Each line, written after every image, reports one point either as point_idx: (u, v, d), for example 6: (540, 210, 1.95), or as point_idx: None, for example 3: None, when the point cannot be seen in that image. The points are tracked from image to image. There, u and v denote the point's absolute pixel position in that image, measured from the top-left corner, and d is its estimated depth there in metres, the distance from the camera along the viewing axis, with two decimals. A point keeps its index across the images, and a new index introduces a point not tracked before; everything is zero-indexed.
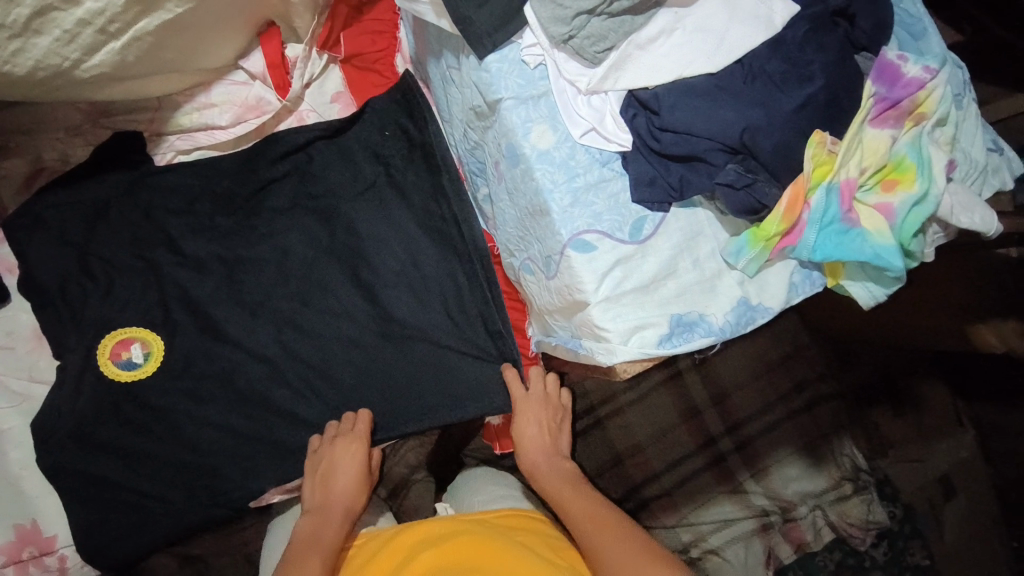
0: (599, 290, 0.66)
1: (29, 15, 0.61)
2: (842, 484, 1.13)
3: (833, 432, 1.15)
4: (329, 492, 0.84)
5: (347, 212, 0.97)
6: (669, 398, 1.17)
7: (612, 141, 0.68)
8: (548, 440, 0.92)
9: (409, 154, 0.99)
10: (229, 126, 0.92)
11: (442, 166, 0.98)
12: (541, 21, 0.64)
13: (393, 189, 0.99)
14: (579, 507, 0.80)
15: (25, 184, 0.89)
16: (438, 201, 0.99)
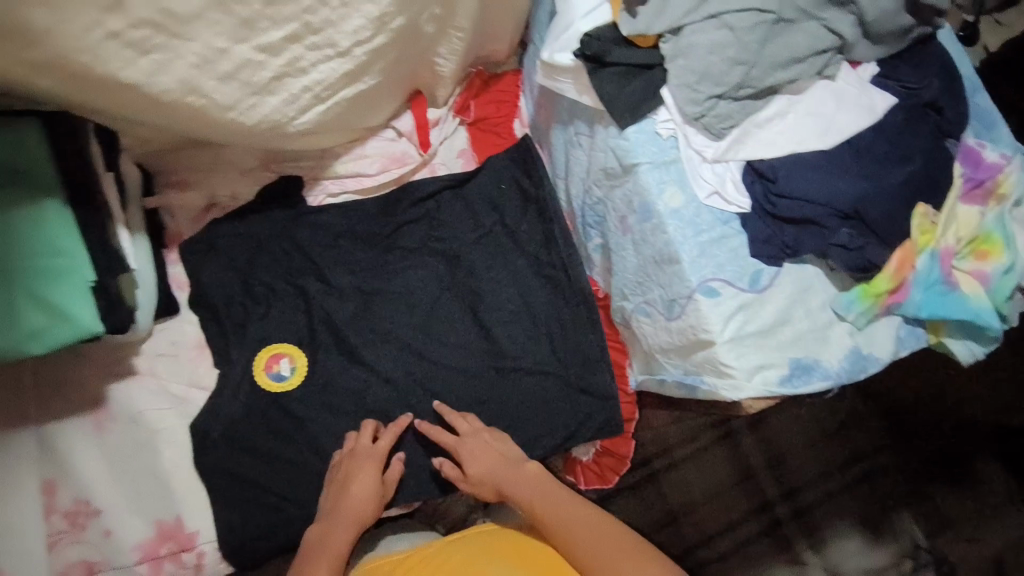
0: (724, 332, 0.74)
1: (269, 78, 0.70)
2: (903, 561, 1.21)
3: (892, 507, 1.23)
4: (343, 496, 0.89)
5: (466, 254, 1.10)
6: (725, 457, 1.23)
7: (732, 203, 0.78)
8: (510, 456, 0.94)
9: (523, 207, 1.12)
10: (376, 174, 1.07)
11: (554, 218, 1.10)
12: (677, 101, 0.75)
13: (508, 236, 1.11)
14: (549, 513, 0.83)
15: (199, 214, 1.03)
16: (548, 247, 1.10)
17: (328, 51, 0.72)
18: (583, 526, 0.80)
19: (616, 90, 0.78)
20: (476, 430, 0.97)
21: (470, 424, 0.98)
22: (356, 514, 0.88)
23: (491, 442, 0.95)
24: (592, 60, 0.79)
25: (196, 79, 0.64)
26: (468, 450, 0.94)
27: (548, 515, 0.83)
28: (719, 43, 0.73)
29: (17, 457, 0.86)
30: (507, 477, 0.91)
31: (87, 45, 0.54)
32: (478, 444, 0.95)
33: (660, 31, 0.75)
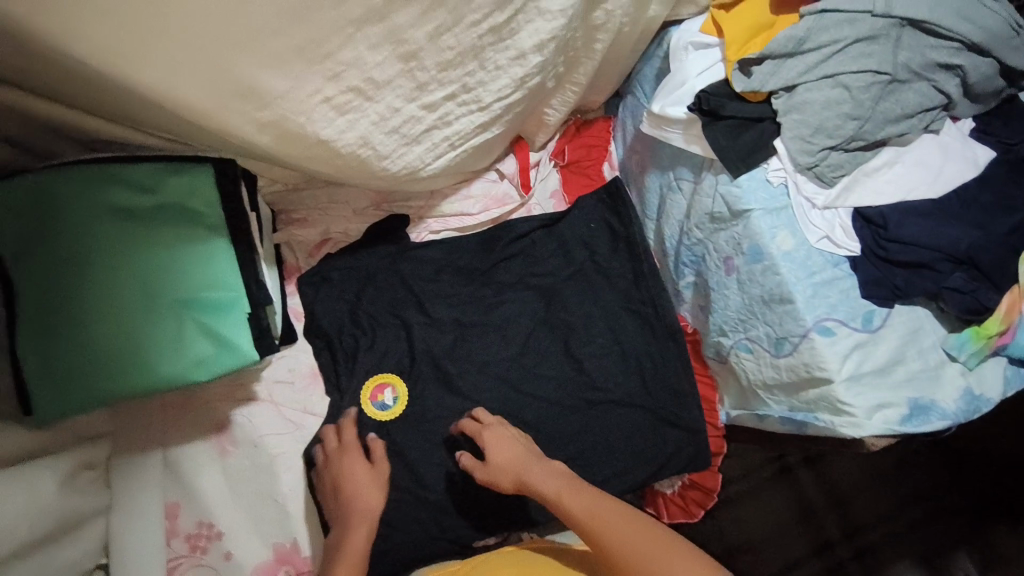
0: (841, 370, 0.78)
1: (422, 129, 0.78)
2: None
3: (953, 547, 1.21)
4: (348, 501, 0.91)
5: (558, 291, 1.15)
6: (784, 494, 1.24)
7: (842, 247, 0.82)
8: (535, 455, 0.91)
9: (612, 246, 1.17)
10: (478, 214, 1.14)
11: (643, 256, 1.14)
12: (790, 152, 0.81)
13: (598, 273, 1.16)
14: (584, 511, 0.81)
15: (314, 249, 1.10)
16: (639, 284, 1.15)
17: (472, 108, 0.80)
18: (624, 527, 0.77)
19: (729, 141, 0.84)
20: (498, 430, 0.95)
21: (495, 426, 0.96)
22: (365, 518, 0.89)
23: (516, 441, 0.93)
24: (707, 113, 0.85)
25: (371, 134, 0.71)
26: (495, 450, 0.91)
27: (584, 512, 0.80)
28: (834, 100, 0.79)
29: (147, 479, 0.92)
30: (534, 471, 0.88)
31: (304, 107, 0.63)
32: (506, 442, 0.92)
33: (771, 89, 0.82)
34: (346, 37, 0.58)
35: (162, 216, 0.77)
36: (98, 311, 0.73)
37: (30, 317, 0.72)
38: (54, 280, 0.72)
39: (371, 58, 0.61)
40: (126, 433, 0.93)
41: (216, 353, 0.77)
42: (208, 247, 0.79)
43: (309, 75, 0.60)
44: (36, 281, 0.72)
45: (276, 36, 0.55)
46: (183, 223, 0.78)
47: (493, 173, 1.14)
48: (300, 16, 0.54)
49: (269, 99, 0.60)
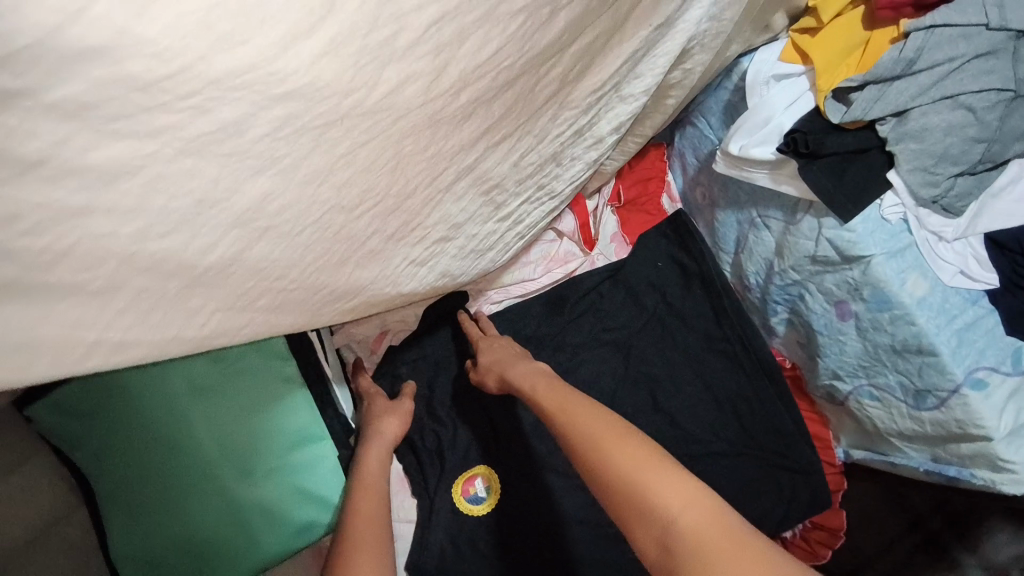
0: (1001, 426, 0.71)
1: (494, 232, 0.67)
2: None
3: None
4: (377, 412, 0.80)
5: (636, 343, 1.06)
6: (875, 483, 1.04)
7: (978, 280, 0.74)
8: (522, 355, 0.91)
9: (685, 282, 1.07)
10: (540, 278, 1.06)
11: (723, 291, 1.04)
12: (911, 186, 0.71)
13: (674, 315, 1.07)
14: (550, 396, 0.76)
15: (376, 345, 1.04)
16: (724, 320, 1.05)
17: (545, 199, 0.72)
18: (585, 413, 0.69)
19: (834, 181, 0.74)
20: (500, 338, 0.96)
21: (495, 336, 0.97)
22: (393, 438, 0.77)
23: (508, 345, 0.93)
24: (805, 155, 0.75)
25: (450, 266, 0.66)
26: (489, 351, 0.92)
27: (551, 403, 0.75)
28: (959, 123, 0.69)
29: None
30: (513, 367, 0.87)
31: (391, 277, 0.60)
32: (499, 346, 0.93)
33: (877, 116, 0.71)
34: (434, 204, 0.57)
35: (235, 383, 0.70)
36: (188, 503, 0.67)
37: (120, 520, 0.67)
38: (139, 477, 0.67)
39: (458, 211, 0.60)
40: None
41: (316, 516, 0.72)
42: (291, 406, 0.72)
43: (397, 250, 0.58)
44: (122, 480, 0.67)
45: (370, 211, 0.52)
46: (258, 385, 0.71)
47: (550, 233, 1.06)
48: (400, 205, 0.54)
49: (359, 288, 0.58)
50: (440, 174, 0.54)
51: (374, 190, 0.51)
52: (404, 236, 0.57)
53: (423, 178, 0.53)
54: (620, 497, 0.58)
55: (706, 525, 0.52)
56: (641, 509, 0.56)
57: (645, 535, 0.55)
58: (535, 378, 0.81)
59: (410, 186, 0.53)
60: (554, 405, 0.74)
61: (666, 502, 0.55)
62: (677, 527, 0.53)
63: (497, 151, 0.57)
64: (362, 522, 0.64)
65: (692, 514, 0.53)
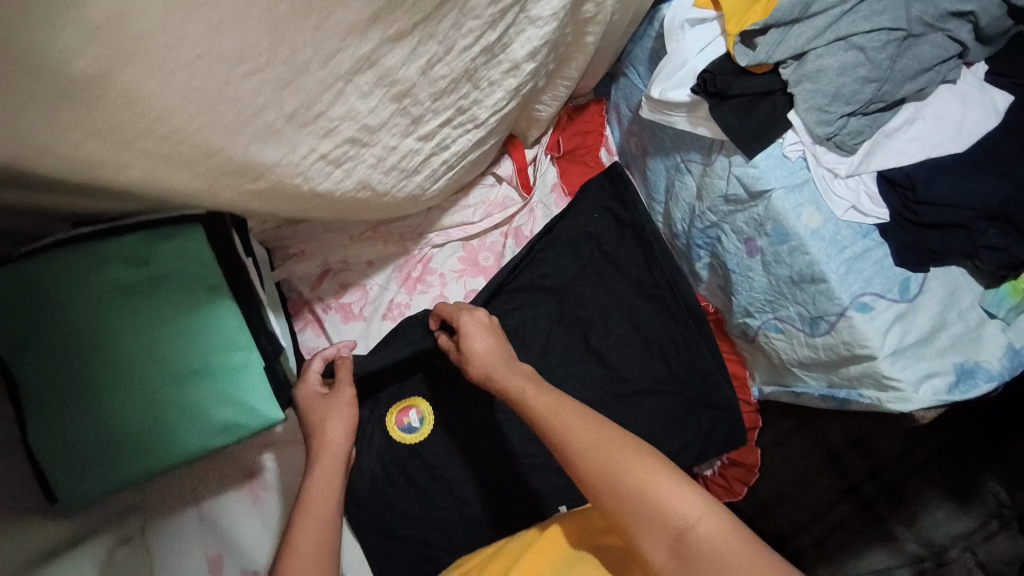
0: (885, 344, 0.77)
1: (414, 143, 0.70)
2: (989, 521, 1.27)
3: (977, 472, 1.28)
4: (322, 420, 0.80)
5: (571, 290, 1.11)
6: (806, 444, 1.27)
7: (869, 215, 0.79)
8: (504, 354, 0.81)
9: (618, 232, 1.11)
10: (481, 220, 1.09)
11: (653, 239, 1.09)
12: (807, 124, 0.77)
13: (608, 261, 1.11)
14: (547, 404, 0.70)
15: (316, 281, 1.06)
16: (654, 268, 1.10)
17: (468, 126, 0.75)
18: (590, 428, 0.66)
19: (740, 121, 0.79)
20: (469, 326, 0.84)
21: (471, 320, 0.85)
22: (340, 450, 0.78)
23: (494, 332, 0.84)
24: (713, 95, 0.80)
25: (369, 176, 0.68)
26: (472, 343, 0.83)
27: (549, 414, 0.69)
28: (850, 64, 0.75)
29: (184, 539, 0.88)
30: (502, 370, 0.78)
31: (299, 168, 0.59)
32: (477, 343, 0.82)
33: (779, 59, 0.77)
34: (337, 92, 0.57)
35: (163, 289, 0.74)
36: (113, 400, 0.70)
37: (36, 424, 0.69)
38: (65, 376, 0.69)
39: (364, 107, 0.60)
40: (159, 501, 0.90)
41: (241, 417, 0.75)
42: (220, 312, 0.76)
43: (303, 135, 0.58)
44: (54, 378, 0.69)
45: (262, 78, 0.51)
46: (183, 292, 0.74)
47: (490, 177, 1.10)
48: (288, 84, 0.53)
49: (262, 166, 0.57)
50: (331, 55, 0.53)
51: (257, 45, 0.48)
52: (308, 122, 0.57)
53: (314, 51, 0.52)
54: (634, 515, 0.60)
55: (719, 538, 0.56)
56: (660, 529, 0.59)
57: (654, 546, 0.59)
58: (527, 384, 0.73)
59: (301, 59, 0.52)
60: (554, 415, 0.69)
61: (686, 515, 0.58)
62: (693, 535, 0.57)
63: (398, 49, 0.58)
64: (310, 537, 0.68)
65: (707, 524, 0.57)
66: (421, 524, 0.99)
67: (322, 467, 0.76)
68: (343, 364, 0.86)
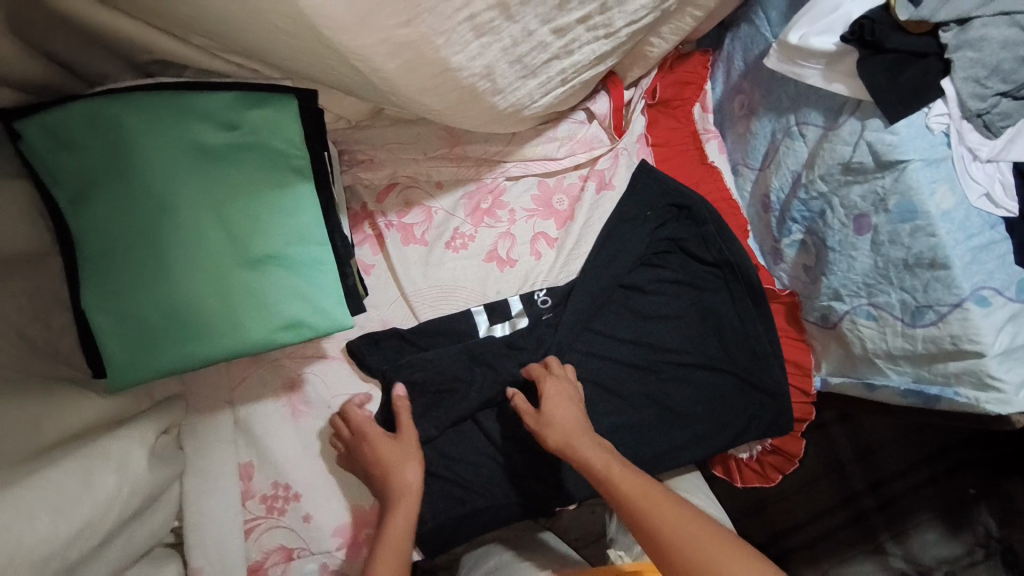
0: (996, 343, 0.72)
1: (547, 32, 0.62)
2: (975, 550, 1.20)
3: (974, 500, 1.22)
4: (396, 466, 0.82)
5: (637, 269, 1.03)
6: (814, 446, 1.26)
7: (1000, 206, 0.73)
8: (586, 428, 0.84)
9: (687, 216, 1.02)
10: (563, 158, 1.03)
11: (709, 217, 1.01)
12: (960, 96, 0.71)
13: (676, 236, 1.02)
14: (633, 483, 0.75)
15: (383, 193, 1.01)
16: (707, 245, 1.02)
17: (600, 33, 0.68)
18: (680, 519, 0.70)
19: (887, 80, 0.72)
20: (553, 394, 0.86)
21: (555, 387, 0.87)
22: (416, 488, 0.81)
23: (574, 401, 0.87)
24: (867, 45, 0.73)
25: (496, 63, 0.60)
26: (552, 410, 0.84)
27: (634, 494, 0.74)
28: (1013, 40, 0.69)
29: (218, 440, 0.85)
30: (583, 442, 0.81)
31: (444, 24, 0.51)
32: (559, 412, 0.84)
33: (941, 21, 0.71)
34: None
35: (242, 160, 0.67)
36: (180, 269, 0.64)
37: (90, 284, 0.65)
38: (132, 235, 0.64)
39: None
40: (194, 391, 0.86)
41: (309, 315, 0.69)
42: (295, 196, 0.69)
43: None
44: (116, 236, 0.64)
45: None
46: (262, 166, 0.68)
47: (580, 114, 1.03)
48: None
49: (413, 9, 0.47)
50: None
51: None
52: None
53: None
54: None
55: None
56: None
57: None
58: (614, 462, 0.78)
59: None
60: (641, 496, 0.73)
61: None
62: None
63: None
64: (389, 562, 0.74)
65: None
66: (456, 465, 0.95)
67: (399, 506, 0.80)
68: (403, 406, 0.87)
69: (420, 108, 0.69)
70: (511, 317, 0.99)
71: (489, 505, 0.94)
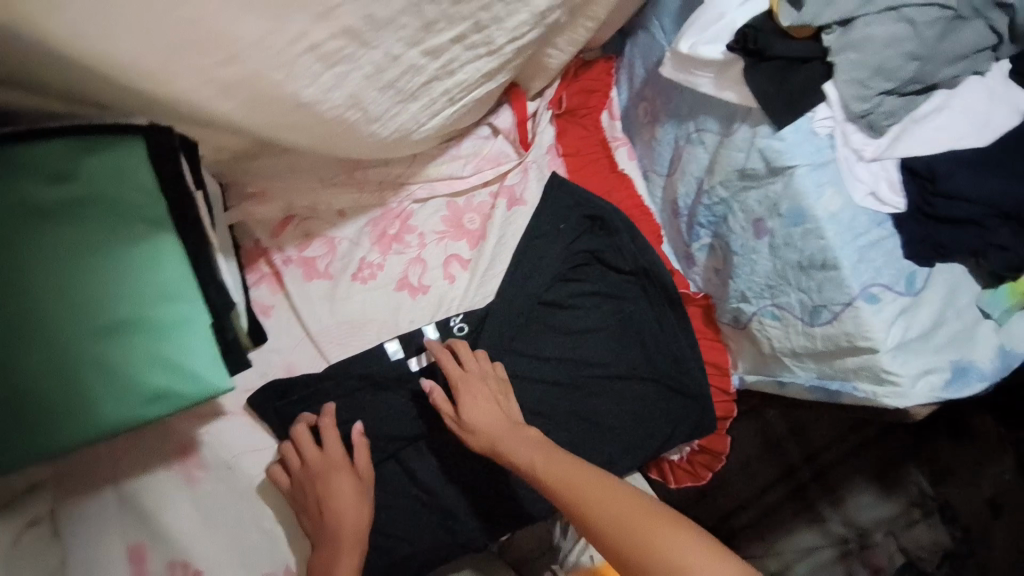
0: (887, 339, 0.74)
1: (418, 56, 0.56)
2: (911, 510, 1.20)
3: (901, 460, 1.22)
4: (341, 505, 0.79)
5: (555, 285, 1.00)
6: (750, 427, 1.20)
7: (886, 203, 0.75)
8: (512, 424, 0.82)
9: (598, 228, 1.00)
10: (470, 176, 0.98)
11: (622, 228, 1.00)
12: (844, 98, 0.71)
13: (589, 249, 1.00)
14: (559, 470, 0.73)
15: (277, 227, 0.92)
16: (622, 254, 1.00)
17: (482, 50, 0.63)
18: (602, 493, 0.69)
19: (774, 86, 0.72)
20: (468, 400, 0.84)
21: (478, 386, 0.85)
22: (362, 527, 0.79)
23: (494, 399, 0.85)
24: (751, 53, 0.73)
25: (362, 91, 0.55)
26: (469, 405, 0.83)
27: (561, 480, 0.72)
28: (897, 37, 0.69)
29: (97, 523, 0.74)
30: (513, 440, 0.80)
31: None
32: (479, 415, 0.83)
33: (826, 23, 0.70)
34: None
35: (81, 213, 0.59)
36: (11, 348, 0.56)
37: None
38: None
39: None
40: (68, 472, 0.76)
41: (177, 385, 0.61)
42: (157, 249, 0.61)
43: None
44: None
45: None
46: (105, 219, 0.59)
47: (485, 128, 0.99)
48: None
49: None
50: None
51: None
52: (289, 2, 0.43)
53: None
54: None
55: None
56: None
57: None
58: (541, 454, 0.76)
59: None
60: (566, 482, 0.71)
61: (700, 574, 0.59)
62: None
63: None
64: None
65: None
66: (379, 511, 0.89)
67: (346, 548, 0.77)
68: (360, 442, 0.85)
69: (290, 142, 0.63)
70: (427, 348, 0.94)
71: (418, 550, 0.89)
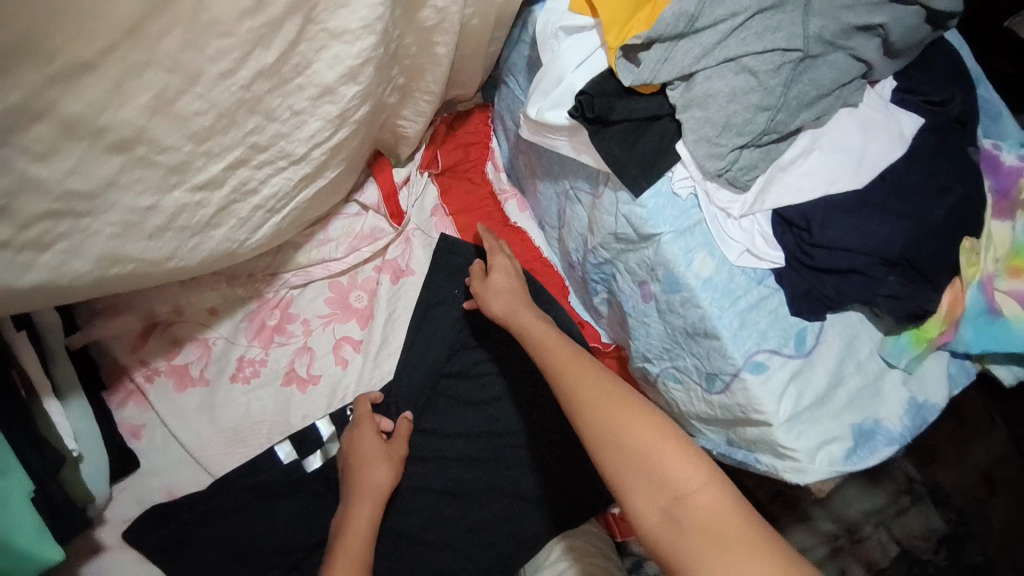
0: (780, 411, 0.69)
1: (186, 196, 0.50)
2: (899, 497, 1.07)
3: None
4: (365, 462, 0.85)
5: (457, 356, 0.96)
6: None
7: (765, 259, 0.70)
8: (526, 304, 0.81)
9: None
10: (345, 257, 0.92)
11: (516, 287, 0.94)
12: (696, 158, 0.65)
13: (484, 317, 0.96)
14: (561, 354, 0.72)
15: (138, 339, 0.87)
16: None
17: (281, 163, 0.57)
18: (594, 383, 0.67)
19: (624, 151, 0.67)
20: (501, 268, 0.86)
21: (499, 271, 0.85)
22: (382, 489, 0.84)
23: (512, 284, 0.84)
24: (593, 121, 0.67)
25: (123, 247, 0.49)
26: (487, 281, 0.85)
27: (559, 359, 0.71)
28: (740, 90, 0.64)
29: None
30: (526, 317, 0.79)
31: None
32: (498, 289, 0.83)
33: (665, 80, 0.65)
34: None
35: None
36: None
37: None
38: None
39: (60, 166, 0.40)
40: None
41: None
42: None
43: None
44: None
45: None
46: None
47: (352, 205, 0.93)
48: None
49: None
50: None
51: None
52: None
53: None
54: (638, 478, 0.59)
55: (707, 509, 0.56)
56: (658, 484, 0.58)
57: (646, 505, 0.58)
58: (549, 331, 0.76)
59: None
60: (565, 364, 0.71)
61: (677, 477, 0.58)
62: (687, 501, 0.57)
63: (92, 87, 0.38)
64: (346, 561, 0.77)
65: (701, 494, 0.57)
66: None
67: (366, 498, 0.83)
68: (405, 423, 0.90)
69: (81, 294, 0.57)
70: (324, 444, 0.90)
71: None
